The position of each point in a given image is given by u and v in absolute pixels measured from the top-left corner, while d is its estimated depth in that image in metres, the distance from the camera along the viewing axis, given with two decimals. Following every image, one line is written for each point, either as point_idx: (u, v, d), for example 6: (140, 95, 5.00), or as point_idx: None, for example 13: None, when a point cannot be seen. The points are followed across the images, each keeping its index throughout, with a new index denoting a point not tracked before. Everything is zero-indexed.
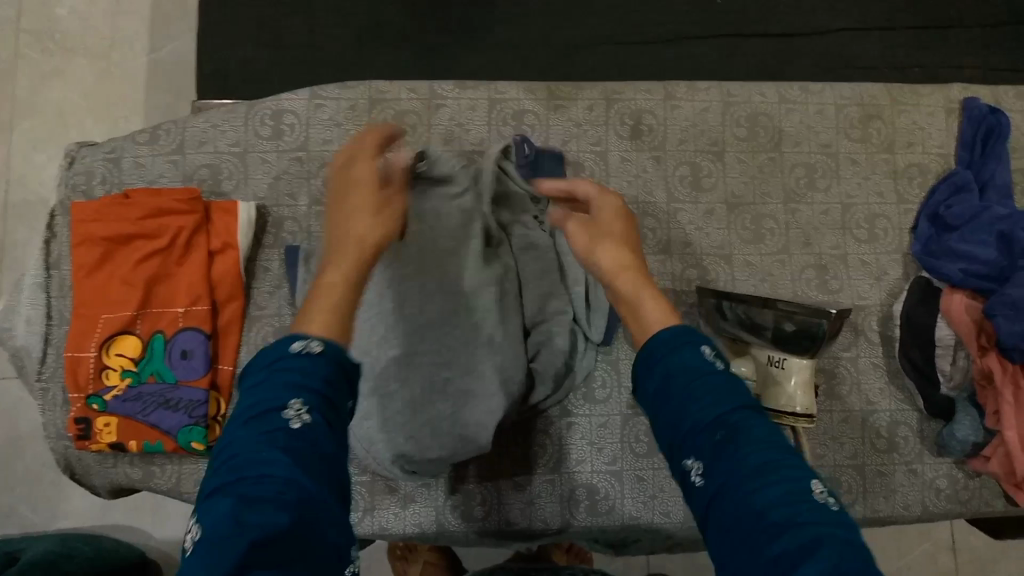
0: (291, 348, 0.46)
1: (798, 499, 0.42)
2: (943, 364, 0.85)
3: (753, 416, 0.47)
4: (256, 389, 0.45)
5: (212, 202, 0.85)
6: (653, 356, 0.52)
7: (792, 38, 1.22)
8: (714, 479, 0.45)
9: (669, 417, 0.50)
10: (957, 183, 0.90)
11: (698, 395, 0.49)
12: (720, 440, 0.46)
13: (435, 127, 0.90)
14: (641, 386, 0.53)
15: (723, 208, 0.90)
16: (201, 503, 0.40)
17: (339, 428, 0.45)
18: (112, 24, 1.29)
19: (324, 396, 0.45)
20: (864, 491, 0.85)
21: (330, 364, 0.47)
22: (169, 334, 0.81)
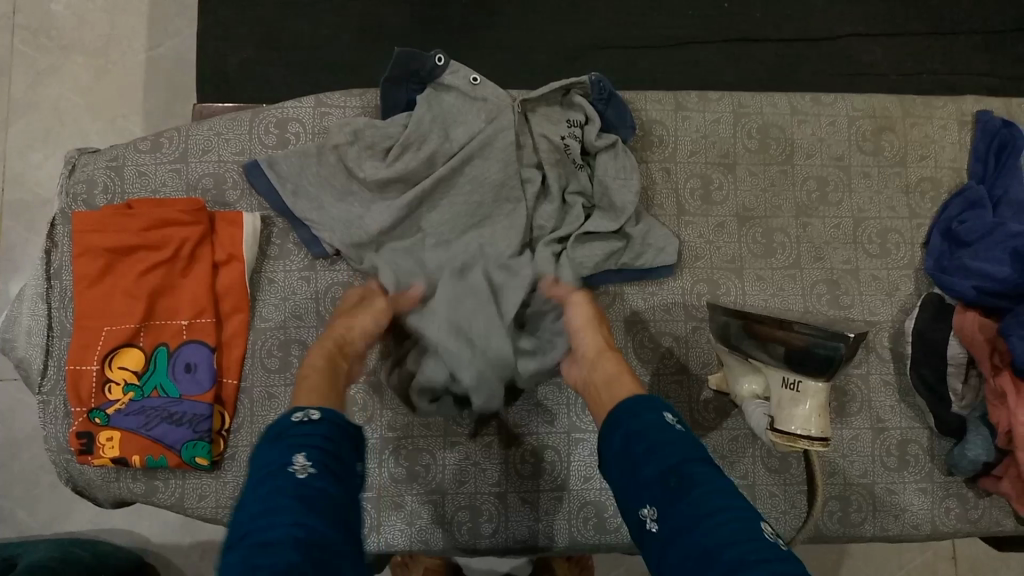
0: (292, 419, 0.57)
1: (751, 537, 0.49)
2: (955, 383, 0.86)
3: (701, 464, 0.55)
4: (264, 449, 0.55)
5: (216, 213, 0.84)
6: (618, 418, 0.62)
7: (801, 43, 1.20)
8: (674, 521, 0.53)
9: (624, 469, 0.59)
10: (970, 199, 0.89)
11: (656, 449, 0.57)
12: (677, 491, 0.54)
13: None
14: (607, 441, 0.63)
15: (734, 221, 0.89)
16: (222, 555, 0.48)
17: (338, 475, 0.55)
18: (109, 21, 1.27)
19: (324, 447, 0.56)
20: (875, 510, 0.85)
21: (328, 426, 0.58)
22: (173, 347, 0.81)
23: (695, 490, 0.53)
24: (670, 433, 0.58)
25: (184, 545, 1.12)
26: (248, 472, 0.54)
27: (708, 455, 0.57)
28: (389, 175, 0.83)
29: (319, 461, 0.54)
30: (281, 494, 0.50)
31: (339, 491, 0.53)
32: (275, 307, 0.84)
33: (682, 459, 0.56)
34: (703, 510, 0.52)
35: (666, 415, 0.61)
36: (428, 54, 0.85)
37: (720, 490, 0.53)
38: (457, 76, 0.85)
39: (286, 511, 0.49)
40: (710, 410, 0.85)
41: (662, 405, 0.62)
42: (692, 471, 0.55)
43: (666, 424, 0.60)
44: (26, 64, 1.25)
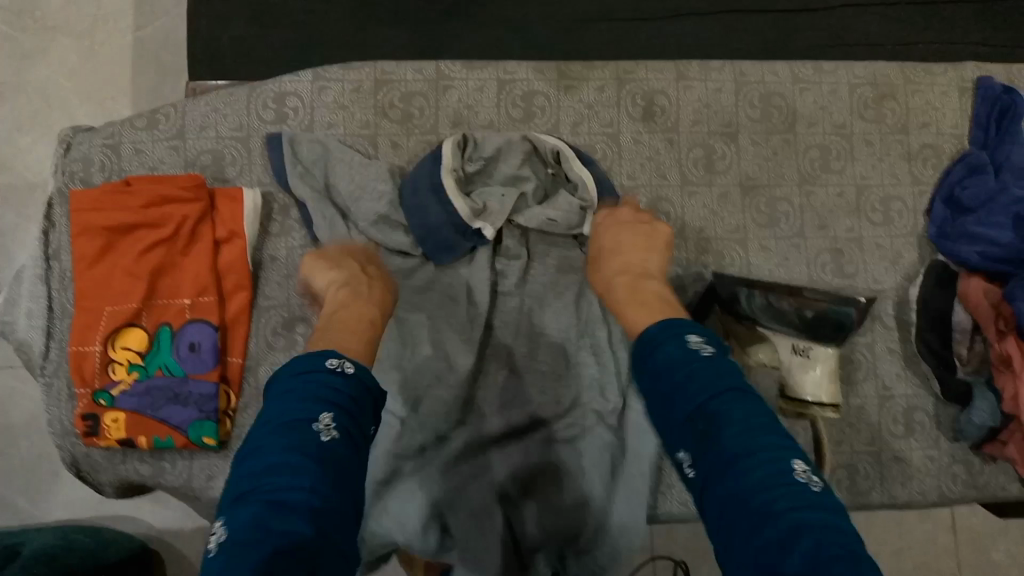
0: (326, 365, 0.55)
1: (778, 486, 0.47)
2: (960, 349, 0.87)
3: (733, 400, 0.53)
4: (281, 396, 0.53)
5: (216, 189, 0.83)
6: (649, 344, 0.59)
7: (796, 14, 1.19)
8: (705, 466, 0.51)
9: (655, 402, 0.57)
10: (973, 165, 0.89)
11: (685, 384, 0.54)
12: (706, 433, 0.51)
13: (444, 109, 0.87)
14: (636, 369, 0.60)
15: (737, 190, 0.89)
16: (227, 509, 0.47)
17: (357, 432, 0.53)
18: (96, 2, 1.25)
19: (347, 405, 0.53)
20: (882, 477, 0.87)
21: (357, 382, 0.56)
22: (176, 327, 0.80)
23: (724, 433, 0.50)
24: (698, 365, 0.55)
25: (186, 531, 1.11)
26: (258, 420, 0.52)
27: (749, 390, 0.54)
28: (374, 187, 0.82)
29: (341, 418, 0.52)
30: (298, 452, 0.48)
31: (355, 454, 0.52)
32: (278, 285, 0.84)
33: (710, 395, 0.53)
34: (732, 453, 0.49)
35: (693, 340, 0.57)
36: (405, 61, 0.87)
37: (756, 428, 0.51)
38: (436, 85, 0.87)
39: (302, 472, 0.47)
40: None
41: (691, 327, 0.59)
42: (720, 409, 0.52)
43: (694, 353, 0.56)
44: (12, 47, 1.23)
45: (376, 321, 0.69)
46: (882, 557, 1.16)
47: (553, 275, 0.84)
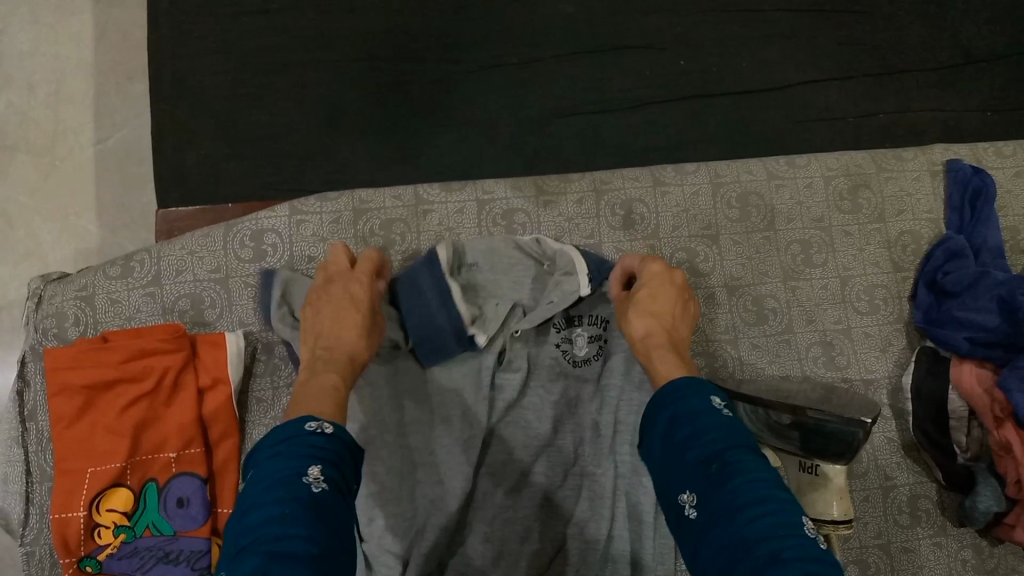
0: (306, 428, 0.56)
1: (787, 532, 0.48)
2: (958, 435, 0.86)
3: (745, 454, 0.54)
4: (270, 457, 0.53)
5: (197, 336, 0.81)
6: (664, 399, 0.61)
7: (787, 88, 1.10)
8: (711, 508, 0.52)
9: (667, 453, 0.58)
10: (952, 249, 0.89)
11: (699, 433, 0.56)
12: (718, 480, 0.52)
13: (425, 233, 0.86)
14: (651, 422, 0.62)
15: (723, 291, 0.89)
16: (227, 562, 0.47)
17: (346, 493, 0.53)
18: (54, 115, 1.11)
19: (333, 462, 0.54)
20: (892, 570, 0.85)
21: (338, 443, 0.56)
22: (162, 482, 0.77)
23: (736, 480, 0.52)
24: (715, 419, 0.57)
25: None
26: (250, 479, 0.52)
27: (755, 446, 0.56)
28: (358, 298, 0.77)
29: (329, 474, 0.53)
30: (293, 501, 0.49)
31: (343, 504, 0.52)
32: (265, 427, 0.81)
33: (726, 446, 0.55)
34: (738, 502, 0.50)
35: (714, 399, 0.59)
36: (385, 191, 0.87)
37: (764, 481, 0.52)
38: (417, 208, 0.86)
39: (297, 521, 0.48)
40: None
41: (708, 388, 0.61)
42: (735, 460, 0.53)
43: (713, 409, 0.58)
44: None
45: (339, 385, 0.65)
46: None
47: None
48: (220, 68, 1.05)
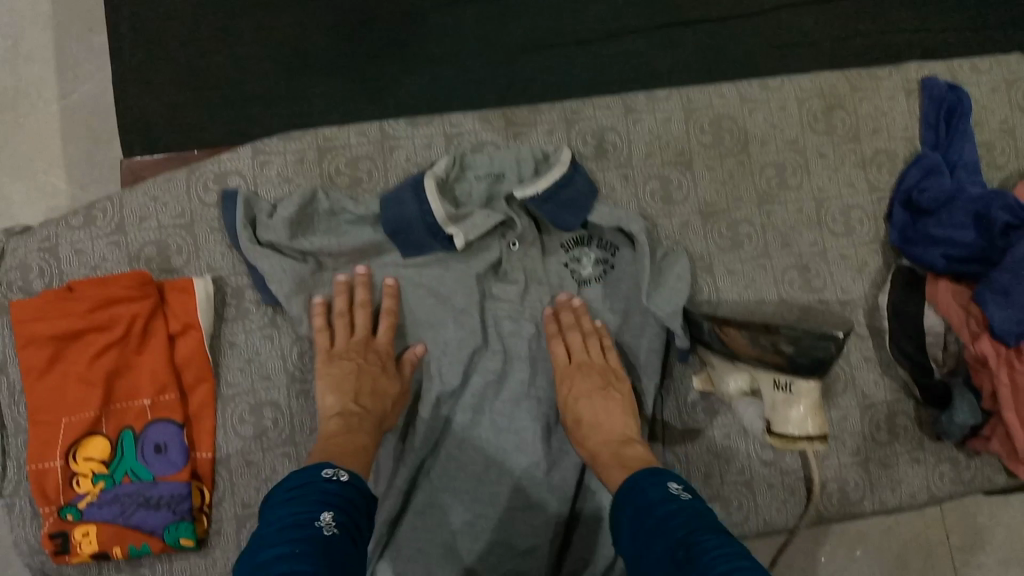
0: (321, 475, 0.62)
1: None
2: (936, 351, 0.87)
3: (707, 533, 0.57)
4: (285, 504, 0.58)
5: (164, 282, 0.79)
6: (632, 491, 0.66)
7: (763, 12, 1.08)
8: None
9: (637, 543, 0.61)
10: (928, 165, 0.88)
11: (663, 522, 0.60)
12: (681, 551, 0.56)
13: (393, 169, 0.85)
14: (623, 523, 0.66)
15: (697, 218, 0.88)
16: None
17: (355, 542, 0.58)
18: (13, 70, 1.08)
19: (344, 512, 0.59)
20: (871, 486, 0.87)
21: (352, 494, 0.62)
22: (139, 429, 0.77)
23: (700, 555, 0.54)
24: (673, 499, 0.62)
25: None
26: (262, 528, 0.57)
27: (714, 517, 0.60)
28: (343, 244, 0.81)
29: (341, 518, 0.57)
30: (304, 533, 0.54)
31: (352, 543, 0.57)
32: (239, 371, 0.81)
33: (688, 529, 0.58)
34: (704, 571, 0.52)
35: (672, 484, 0.65)
36: (349, 129, 0.85)
37: (718, 540, 0.55)
38: (383, 145, 0.85)
39: (306, 552, 0.52)
40: (698, 411, 0.86)
41: (667, 478, 0.66)
42: (697, 540, 0.56)
43: (672, 496, 0.63)
44: None
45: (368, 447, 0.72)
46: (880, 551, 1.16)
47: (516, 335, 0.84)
48: (179, 13, 1.02)
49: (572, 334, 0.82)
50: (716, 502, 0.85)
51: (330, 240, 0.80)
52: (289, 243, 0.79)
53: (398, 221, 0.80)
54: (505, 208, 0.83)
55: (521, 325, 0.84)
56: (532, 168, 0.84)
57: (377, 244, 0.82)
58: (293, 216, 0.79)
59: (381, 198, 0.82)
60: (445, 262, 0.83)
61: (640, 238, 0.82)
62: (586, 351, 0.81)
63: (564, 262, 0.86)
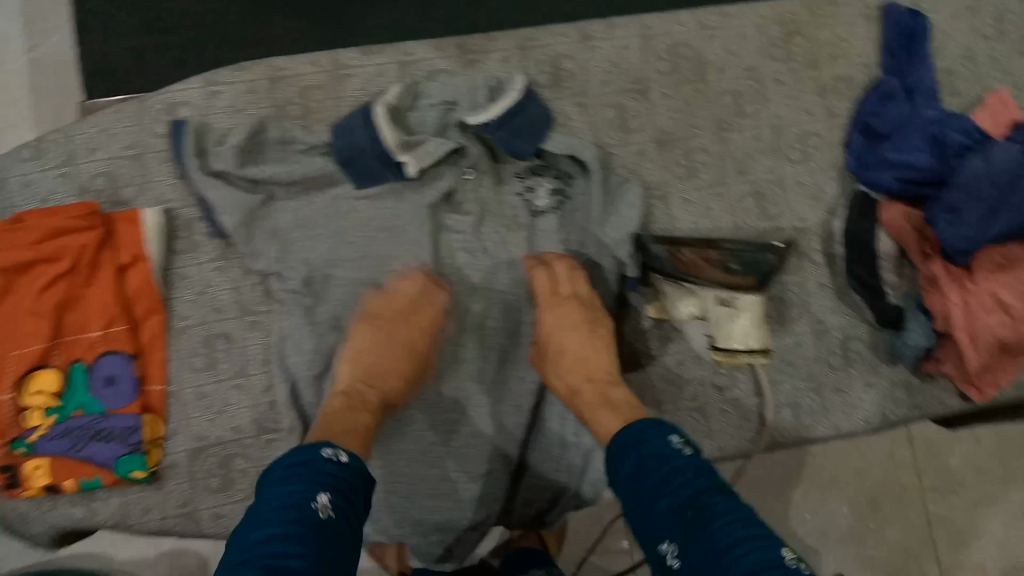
0: (322, 455, 0.59)
1: (771, 565, 0.52)
2: (887, 276, 0.88)
3: (716, 496, 0.58)
4: (286, 480, 0.56)
5: (112, 213, 0.78)
6: (628, 445, 0.65)
7: None
8: (692, 557, 0.56)
9: (637, 500, 0.62)
10: (884, 92, 0.88)
11: (668, 481, 0.60)
12: (697, 525, 0.56)
13: (345, 99, 0.84)
14: (618, 469, 0.66)
15: (654, 146, 0.87)
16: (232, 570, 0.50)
17: (351, 519, 0.57)
18: None
19: (343, 491, 0.57)
20: (824, 410, 0.88)
21: (350, 470, 0.60)
22: (90, 362, 0.76)
23: (714, 522, 0.56)
24: (682, 462, 0.61)
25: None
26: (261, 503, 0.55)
27: (724, 485, 0.60)
28: (294, 174, 0.80)
29: (337, 501, 0.56)
30: (299, 526, 0.52)
31: (350, 531, 0.56)
32: (192, 303, 0.81)
33: (696, 491, 0.59)
34: (724, 543, 0.54)
35: (675, 438, 0.64)
36: (303, 59, 0.85)
37: (738, 520, 0.56)
38: (337, 75, 0.84)
39: (294, 548, 0.51)
40: (653, 339, 0.87)
41: (667, 428, 0.66)
42: (707, 503, 0.58)
43: (673, 449, 0.63)
44: None
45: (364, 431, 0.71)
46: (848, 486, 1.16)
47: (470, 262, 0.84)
48: None
49: (561, 265, 0.83)
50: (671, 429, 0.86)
51: (279, 168, 0.80)
52: (238, 171, 0.78)
53: (350, 150, 0.80)
54: (458, 136, 0.84)
55: (477, 254, 0.84)
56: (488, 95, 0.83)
57: (327, 175, 0.81)
58: (244, 144, 0.79)
59: (332, 128, 0.82)
60: (398, 193, 0.82)
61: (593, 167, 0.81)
62: (577, 279, 0.83)
63: (519, 191, 0.85)
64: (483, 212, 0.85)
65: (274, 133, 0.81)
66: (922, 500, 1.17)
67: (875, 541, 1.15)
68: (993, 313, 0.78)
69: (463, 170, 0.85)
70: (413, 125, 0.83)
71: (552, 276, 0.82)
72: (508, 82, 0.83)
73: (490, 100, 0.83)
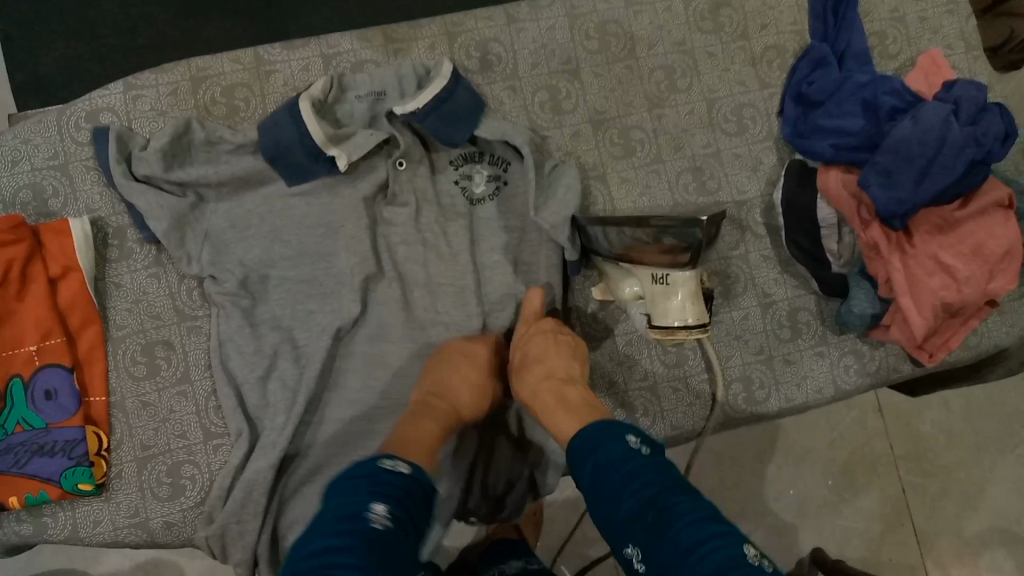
0: (380, 465, 0.59)
1: (736, 565, 0.51)
2: (830, 245, 0.85)
3: (677, 496, 0.57)
4: (345, 492, 0.56)
5: (40, 225, 0.78)
6: (586, 448, 0.64)
7: None
8: (657, 560, 0.54)
9: (600, 503, 0.61)
10: (815, 58, 0.87)
11: (628, 482, 0.59)
12: (657, 528, 0.55)
13: (271, 96, 0.84)
14: (579, 472, 0.64)
15: (588, 126, 0.87)
16: None
17: (408, 527, 0.56)
18: None
19: (401, 499, 0.57)
20: (776, 383, 0.87)
21: (410, 481, 0.59)
22: (27, 377, 0.75)
23: (675, 523, 0.55)
24: (638, 464, 0.60)
25: (126, 570, 1.00)
26: (320, 515, 0.55)
27: (684, 483, 0.59)
28: (224, 177, 0.79)
29: (395, 510, 0.55)
30: (356, 537, 0.51)
31: (408, 539, 0.55)
32: (128, 312, 0.80)
33: (656, 491, 0.58)
34: (685, 545, 0.53)
35: (630, 440, 0.62)
36: (226, 58, 0.84)
37: (699, 519, 0.55)
38: (263, 74, 0.84)
39: (355, 556, 0.50)
40: (599, 321, 0.86)
41: (623, 430, 0.64)
42: (668, 504, 0.56)
43: (631, 451, 0.61)
44: None
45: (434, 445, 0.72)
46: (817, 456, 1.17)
47: (410, 255, 0.83)
48: None
49: (536, 292, 0.80)
50: (623, 409, 0.85)
51: (207, 170, 0.79)
52: (164, 175, 0.78)
53: (276, 146, 0.79)
54: (388, 126, 0.83)
55: (415, 245, 0.83)
56: (416, 81, 0.83)
57: (258, 171, 0.80)
58: (166, 147, 0.78)
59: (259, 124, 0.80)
60: (332, 188, 0.82)
61: (523, 151, 0.81)
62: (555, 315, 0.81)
63: (455, 179, 0.85)
64: (420, 204, 0.84)
65: (199, 135, 0.80)
66: (895, 470, 1.18)
67: (850, 512, 1.16)
68: (935, 277, 0.80)
69: (395, 161, 0.83)
70: (341, 118, 0.82)
71: (530, 304, 0.80)
72: (434, 67, 0.83)
73: (418, 86, 0.83)
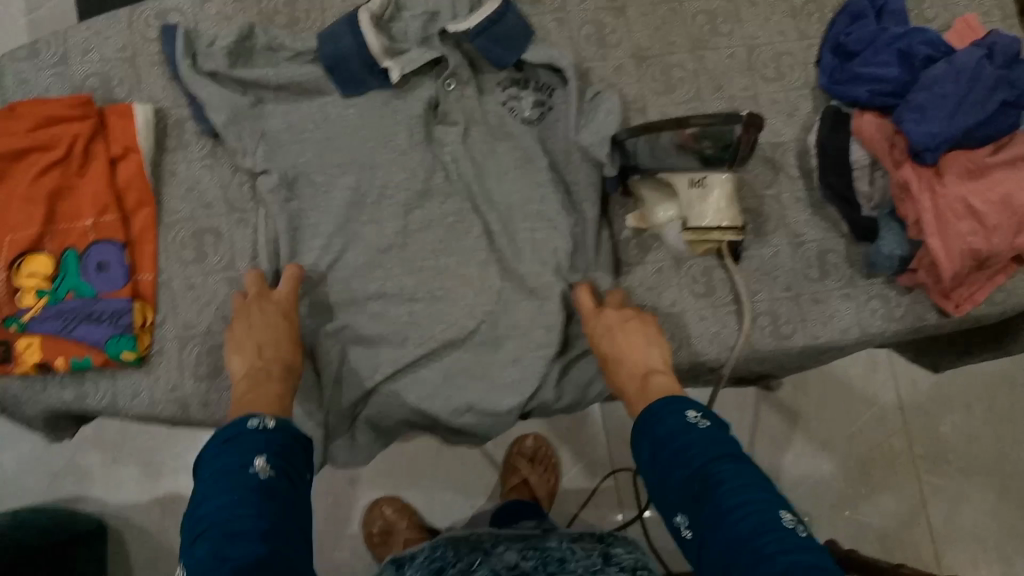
0: (249, 425, 0.59)
1: (768, 531, 0.52)
2: (862, 187, 0.87)
3: (727, 463, 0.57)
4: (216, 457, 0.57)
5: (105, 107, 0.82)
6: (645, 419, 0.63)
7: None
8: (699, 524, 0.55)
9: (653, 466, 0.61)
10: (853, 12, 0.90)
11: (683, 450, 0.58)
12: (702, 496, 0.55)
13: (331, 10, 0.88)
14: (635, 438, 0.64)
15: (631, 62, 0.90)
16: (187, 551, 0.52)
17: (291, 477, 0.58)
18: None
19: (278, 453, 0.59)
20: (802, 319, 0.88)
21: (281, 434, 0.60)
22: (81, 249, 0.79)
23: (721, 489, 0.55)
24: (694, 436, 0.59)
25: (143, 502, 1.07)
26: (201, 474, 0.57)
27: (734, 450, 0.58)
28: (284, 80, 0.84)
29: (275, 464, 0.57)
30: (242, 489, 0.54)
31: (290, 487, 0.58)
32: (180, 199, 0.84)
33: (710, 458, 0.57)
34: (726, 507, 0.54)
35: (691, 413, 0.61)
36: None
37: (743, 487, 0.55)
38: None
39: (246, 506, 0.53)
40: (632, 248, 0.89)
41: (685, 403, 0.62)
42: (718, 471, 0.56)
43: (690, 422, 0.60)
44: None
45: (282, 394, 0.69)
46: (835, 444, 1.17)
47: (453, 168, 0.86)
48: None
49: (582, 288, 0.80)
50: None
51: (267, 71, 0.83)
52: (227, 71, 0.82)
53: (336, 55, 0.83)
54: (440, 45, 0.86)
55: (458, 160, 0.86)
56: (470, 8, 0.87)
57: (315, 80, 0.84)
58: (231, 46, 0.82)
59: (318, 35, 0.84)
60: (385, 101, 0.85)
61: (568, 73, 0.85)
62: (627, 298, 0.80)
63: (502, 100, 0.88)
64: (466, 121, 0.87)
65: (262, 38, 0.84)
66: (913, 471, 1.17)
67: (867, 507, 1.15)
68: (964, 221, 0.79)
69: (444, 82, 0.87)
70: (396, 35, 0.87)
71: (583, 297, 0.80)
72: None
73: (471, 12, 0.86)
